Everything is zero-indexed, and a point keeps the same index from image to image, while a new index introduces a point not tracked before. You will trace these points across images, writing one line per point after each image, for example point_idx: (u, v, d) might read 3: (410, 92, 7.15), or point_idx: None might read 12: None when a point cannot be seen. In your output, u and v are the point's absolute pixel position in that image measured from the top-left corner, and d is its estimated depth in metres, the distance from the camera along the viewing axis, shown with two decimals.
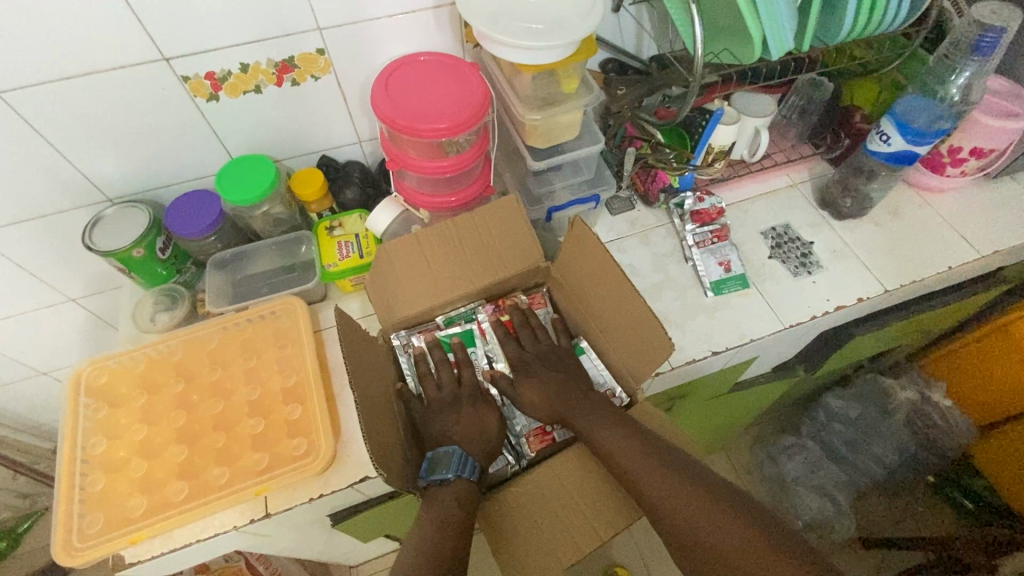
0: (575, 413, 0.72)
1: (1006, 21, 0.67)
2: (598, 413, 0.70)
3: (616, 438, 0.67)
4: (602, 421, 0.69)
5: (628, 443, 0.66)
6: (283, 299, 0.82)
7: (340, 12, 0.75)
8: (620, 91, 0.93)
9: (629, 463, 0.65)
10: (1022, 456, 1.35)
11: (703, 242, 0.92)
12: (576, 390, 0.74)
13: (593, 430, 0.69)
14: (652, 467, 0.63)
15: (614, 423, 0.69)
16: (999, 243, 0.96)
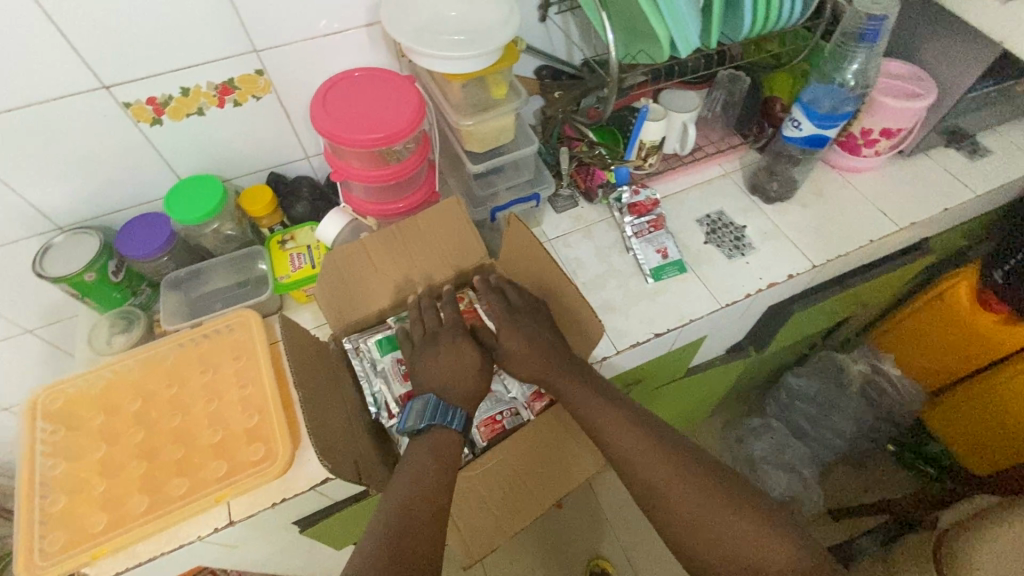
0: (567, 391, 0.71)
1: (886, 10, 0.73)
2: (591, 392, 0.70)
3: (613, 421, 0.68)
4: (596, 403, 0.69)
5: (624, 429, 0.67)
6: (238, 312, 0.84)
7: (274, 34, 0.78)
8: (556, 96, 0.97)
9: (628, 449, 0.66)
10: (968, 416, 1.43)
11: (640, 232, 0.97)
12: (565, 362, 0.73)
13: (587, 410, 0.69)
14: (650, 453, 0.65)
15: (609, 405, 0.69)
16: (916, 216, 1.03)
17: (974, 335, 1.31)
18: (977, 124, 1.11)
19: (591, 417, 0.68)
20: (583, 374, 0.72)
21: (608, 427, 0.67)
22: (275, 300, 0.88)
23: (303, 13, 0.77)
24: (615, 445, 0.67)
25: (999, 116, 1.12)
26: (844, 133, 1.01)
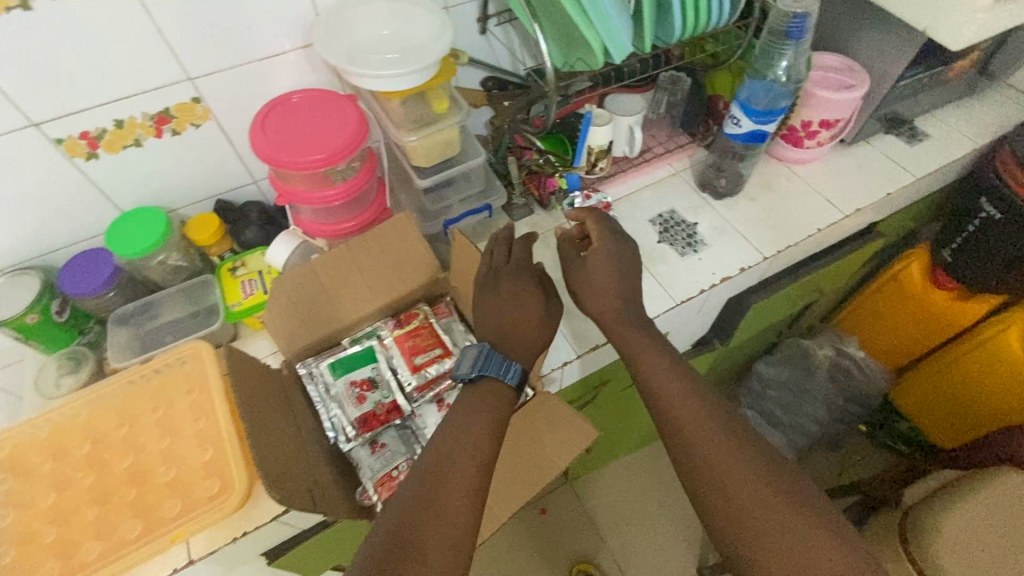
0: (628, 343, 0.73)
1: (807, 6, 0.75)
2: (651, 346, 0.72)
3: (664, 374, 0.69)
4: (649, 355, 0.72)
5: (673, 382, 0.68)
6: (191, 345, 0.82)
7: (207, 61, 0.77)
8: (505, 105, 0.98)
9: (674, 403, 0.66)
10: (931, 393, 1.46)
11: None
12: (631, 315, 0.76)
13: (642, 361, 0.71)
14: (695, 411, 0.65)
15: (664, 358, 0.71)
16: (860, 202, 1.06)
17: (929, 314, 1.36)
18: (913, 110, 1.14)
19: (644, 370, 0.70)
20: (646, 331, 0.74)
21: (659, 380, 0.69)
22: (228, 330, 0.87)
23: (235, 38, 0.77)
24: (660, 399, 0.68)
25: (933, 101, 1.16)
26: (785, 127, 1.04)
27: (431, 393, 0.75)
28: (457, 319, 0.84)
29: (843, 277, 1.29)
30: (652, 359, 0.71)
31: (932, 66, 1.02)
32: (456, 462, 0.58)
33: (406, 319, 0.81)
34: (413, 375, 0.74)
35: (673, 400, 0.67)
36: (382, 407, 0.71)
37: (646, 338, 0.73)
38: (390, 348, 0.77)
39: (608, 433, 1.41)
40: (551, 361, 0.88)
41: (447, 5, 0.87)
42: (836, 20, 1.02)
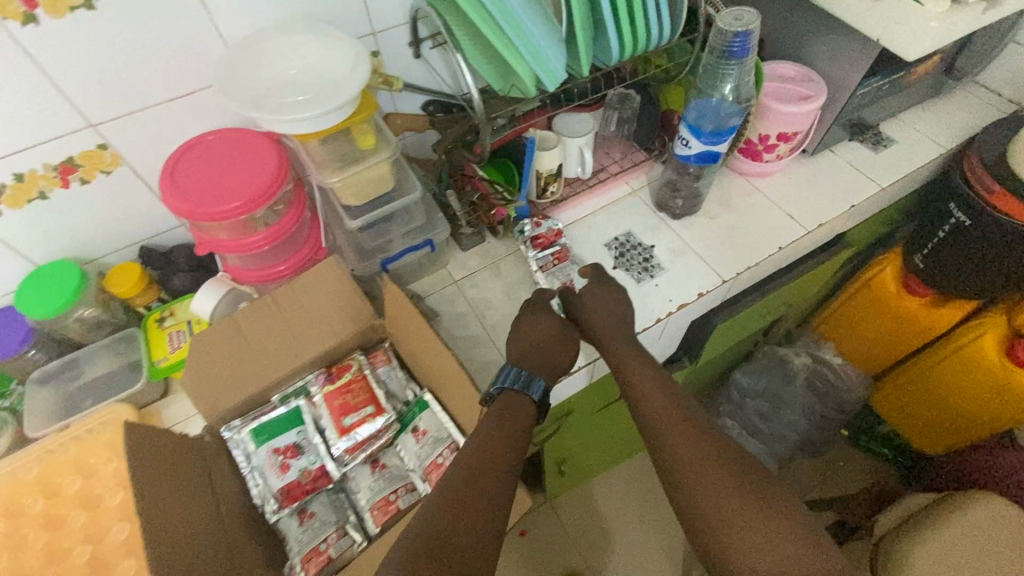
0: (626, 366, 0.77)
1: (749, 24, 0.70)
2: (646, 369, 0.75)
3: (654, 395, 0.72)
4: (644, 376, 0.75)
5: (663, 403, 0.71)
6: (109, 410, 0.78)
7: (110, 106, 0.71)
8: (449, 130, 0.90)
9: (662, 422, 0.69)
10: (908, 397, 1.44)
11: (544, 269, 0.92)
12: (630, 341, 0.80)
13: (636, 385, 0.74)
14: (682, 428, 0.67)
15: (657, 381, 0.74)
16: (824, 216, 1.01)
17: (903, 321, 1.32)
18: (878, 114, 1.10)
19: (639, 393, 0.73)
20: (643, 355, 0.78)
21: (651, 399, 0.72)
22: (155, 388, 0.81)
23: (138, 80, 0.71)
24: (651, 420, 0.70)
25: (897, 105, 1.11)
26: (743, 141, 0.99)
27: (362, 453, 0.72)
28: (395, 366, 0.79)
29: (814, 288, 1.25)
30: (644, 382, 0.74)
31: (893, 71, 0.97)
32: (470, 480, 0.60)
33: (336, 371, 0.76)
34: (342, 439, 0.70)
35: (663, 418, 0.69)
36: (308, 475, 0.68)
37: (642, 361, 0.77)
38: (320, 407, 0.73)
39: (580, 454, 1.37)
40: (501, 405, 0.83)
41: (374, 30, 0.81)
42: (791, 27, 0.97)
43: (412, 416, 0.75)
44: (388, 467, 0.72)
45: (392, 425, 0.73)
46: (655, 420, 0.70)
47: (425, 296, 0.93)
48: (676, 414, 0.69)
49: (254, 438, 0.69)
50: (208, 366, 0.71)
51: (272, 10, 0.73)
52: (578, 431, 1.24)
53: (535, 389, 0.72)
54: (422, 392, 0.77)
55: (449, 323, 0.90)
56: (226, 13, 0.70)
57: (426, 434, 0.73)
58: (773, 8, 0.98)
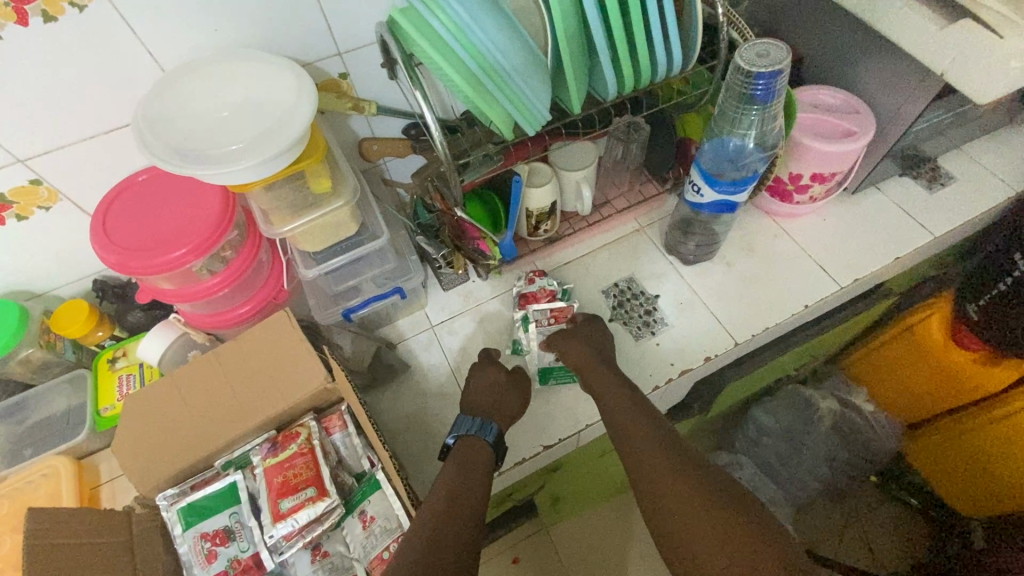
0: (632, 445, 0.63)
1: (778, 63, 0.57)
2: (657, 450, 0.62)
3: (669, 486, 0.59)
4: (655, 459, 0.61)
5: (683, 497, 0.58)
6: (47, 461, 0.73)
7: (39, 140, 0.64)
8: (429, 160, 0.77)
9: (687, 527, 0.56)
10: (955, 456, 1.26)
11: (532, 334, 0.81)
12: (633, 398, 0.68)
13: (649, 472, 0.61)
14: (715, 534, 0.54)
15: (671, 468, 0.60)
16: (862, 269, 0.87)
17: (948, 375, 1.15)
18: (937, 147, 0.93)
19: (651, 487, 0.60)
20: (659, 432, 0.64)
21: (674, 492, 0.58)
22: (100, 438, 0.77)
23: (67, 111, 0.63)
24: (672, 523, 0.57)
25: (962, 136, 0.95)
26: (770, 180, 0.85)
27: (301, 540, 0.63)
28: (352, 433, 0.70)
29: (846, 336, 1.10)
30: (660, 471, 0.60)
31: (960, 102, 0.81)
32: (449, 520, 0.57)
33: (281, 440, 0.67)
34: (275, 524, 0.62)
35: (689, 520, 0.56)
36: (238, 564, 0.63)
37: (654, 438, 0.63)
38: (259, 482, 0.66)
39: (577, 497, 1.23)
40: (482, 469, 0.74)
41: (340, 51, 0.71)
42: (838, 48, 0.81)
43: (361, 498, 0.67)
44: (330, 556, 0.65)
45: (336, 510, 0.64)
46: (681, 522, 0.57)
47: (396, 345, 0.84)
48: (705, 514, 0.56)
49: (183, 515, 0.64)
50: (145, 429, 0.66)
51: (217, 33, 0.64)
52: (573, 479, 1.09)
53: (490, 432, 0.67)
54: (375, 468, 0.69)
55: (419, 377, 0.81)
56: (164, 38, 0.62)
57: (375, 521, 0.65)
58: (816, 24, 0.83)
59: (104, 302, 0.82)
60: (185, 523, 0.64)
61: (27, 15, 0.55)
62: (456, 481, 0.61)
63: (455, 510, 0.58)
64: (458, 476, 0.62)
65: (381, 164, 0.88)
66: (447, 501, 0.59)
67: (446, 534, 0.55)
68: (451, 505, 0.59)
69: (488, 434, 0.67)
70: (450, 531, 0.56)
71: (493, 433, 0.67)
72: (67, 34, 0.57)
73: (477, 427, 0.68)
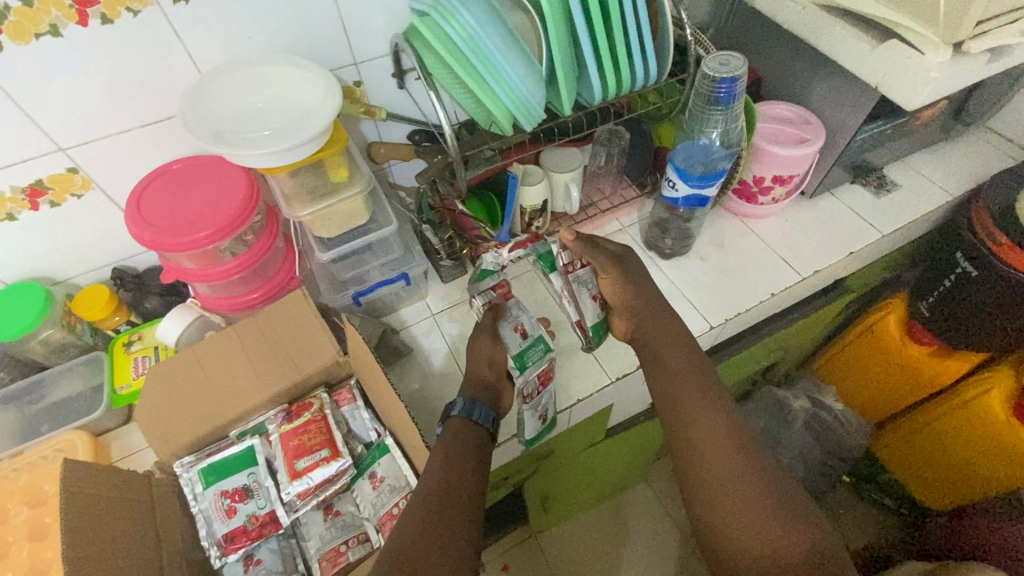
0: (683, 399, 0.64)
1: (737, 70, 0.69)
2: (696, 393, 0.64)
3: (720, 447, 0.59)
4: (711, 422, 0.61)
5: (732, 462, 0.58)
6: (66, 436, 0.77)
7: (81, 131, 0.71)
8: (433, 159, 0.84)
9: (728, 485, 0.57)
10: (917, 454, 1.32)
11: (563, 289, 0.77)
12: (690, 360, 0.68)
13: (698, 427, 0.61)
14: (756, 505, 0.55)
15: (726, 433, 0.60)
16: (820, 262, 0.97)
17: (905, 369, 1.23)
18: (881, 157, 1.05)
19: (681, 413, 0.63)
20: (707, 388, 0.64)
21: (723, 455, 0.59)
22: (115, 416, 0.80)
23: (111, 106, 0.70)
24: (708, 477, 0.58)
25: (902, 149, 1.07)
26: (736, 182, 0.95)
27: (315, 499, 0.69)
28: (361, 406, 0.75)
29: (812, 332, 1.18)
30: (712, 428, 0.61)
31: (897, 116, 0.93)
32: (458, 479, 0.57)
33: (295, 409, 0.72)
34: (291, 484, 0.68)
35: (731, 480, 0.57)
36: (255, 520, 0.69)
37: (691, 377, 0.66)
38: (274, 447, 0.71)
39: (565, 495, 1.26)
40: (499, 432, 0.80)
41: (356, 60, 0.80)
42: (790, 68, 0.94)
43: (371, 461, 0.72)
44: (342, 515, 0.71)
45: (348, 471, 0.70)
46: (720, 478, 0.57)
47: (398, 330, 0.89)
48: (747, 482, 0.57)
49: (204, 475, 0.69)
50: (166, 398, 0.69)
51: (250, 40, 0.72)
52: (563, 472, 1.13)
53: (484, 417, 0.66)
54: (383, 435, 0.73)
55: (422, 359, 0.86)
56: (202, 42, 0.70)
57: (384, 481, 0.70)
58: (772, 48, 0.95)
59: (122, 290, 0.86)
60: (205, 482, 0.69)
61: (88, 17, 0.62)
62: (446, 464, 0.59)
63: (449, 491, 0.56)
64: (448, 456, 0.60)
65: (386, 166, 0.96)
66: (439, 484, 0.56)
67: (445, 517, 0.53)
68: (455, 467, 0.59)
69: (482, 419, 0.66)
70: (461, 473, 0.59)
71: (488, 418, 0.66)
72: (121, 35, 0.65)
73: (471, 411, 0.66)
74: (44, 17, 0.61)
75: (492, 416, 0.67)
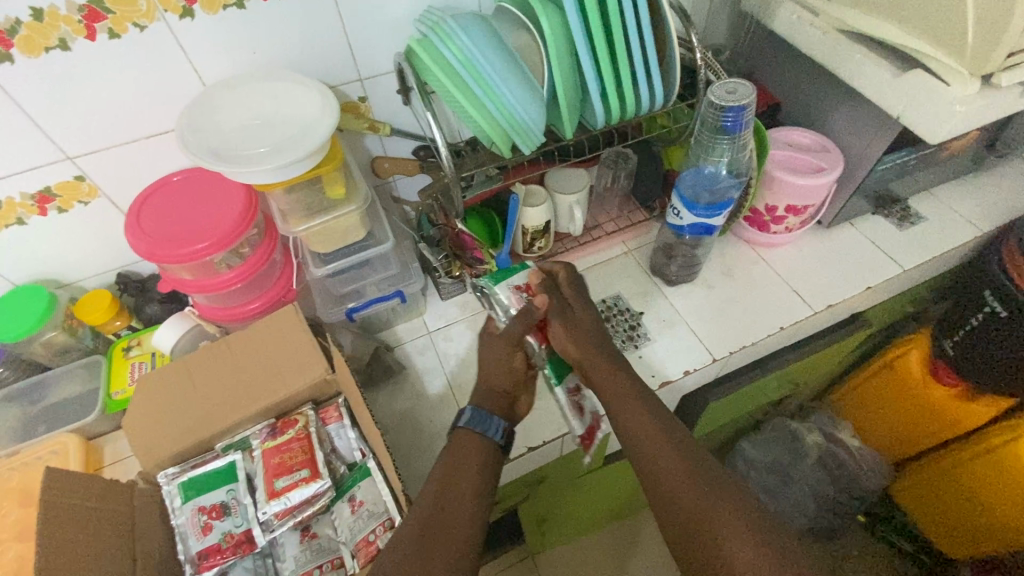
0: (654, 458, 0.59)
1: (745, 98, 0.66)
2: (664, 449, 0.59)
3: (699, 504, 0.54)
4: (680, 479, 0.57)
5: (721, 519, 0.53)
6: (57, 438, 0.78)
7: (87, 140, 0.72)
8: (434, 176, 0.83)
9: (714, 536, 0.52)
10: (935, 497, 1.25)
11: (516, 301, 0.72)
12: (654, 414, 0.62)
13: (672, 487, 0.56)
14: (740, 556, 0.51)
15: (701, 490, 0.55)
16: (833, 296, 0.92)
17: (927, 410, 1.16)
18: (907, 188, 1.00)
19: (651, 462, 0.59)
20: (676, 441, 0.60)
21: (704, 511, 0.54)
22: (108, 421, 0.81)
23: (120, 118, 0.72)
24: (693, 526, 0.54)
25: (929, 179, 1.02)
26: (747, 210, 0.92)
27: (292, 520, 0.69)
28: (347, 425, 0.73)
29: (826, 366, 1.13)
30: (686, 486, 0.56)
31: (924, 147, 0.89)
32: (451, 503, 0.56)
33: (280, 426, 0.71)
34: (270, 503, 0.67)
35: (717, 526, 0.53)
36: (231, 538, 0.68)
37: (660, 431, 0.61)
38: (257, 464, 0.70)
39: (560, 521, 1.21)
40: None
41: (361, 77, 0.80)
42: (810, 95, 0.90)
43: (352, 483, 0.71)
44: (319, 538, 0.70)
45: (327, 493, 0.69)
46: (701, 528, 0.53)
47: (393, 347, 0.88)
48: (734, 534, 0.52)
49: (185, 488, 0.69)
50: (153, 411, 0.69)
51: (256, 57, 0.73)
52: (558, 499, 1.09)
53: (493, 429, 0.64)
54: (366, 456, 0.73)
55: (414, 378, 0.84)
56: (208, 58, 0.71)
57: (363, 506, 0.69)
58: (792, 72, 0.92)
59: (125, 295, 0.89)
60: (185, 495, 0.68)
61: (95, 32, 0.64)
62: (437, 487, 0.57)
63: (437, 513, 0.55)
64: (445, 477, 0.58)
65: (391, 181, 0.96)
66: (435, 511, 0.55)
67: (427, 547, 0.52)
68: (446, 488, 0.57)
69: (493, 432, 0.64)
70: (448, 500, 0.56)
71: (497, 430, 0.64)
72: (128, 48, 0.66)
73: (483, 423, 0.64)
74: (54, 32, 0.62)
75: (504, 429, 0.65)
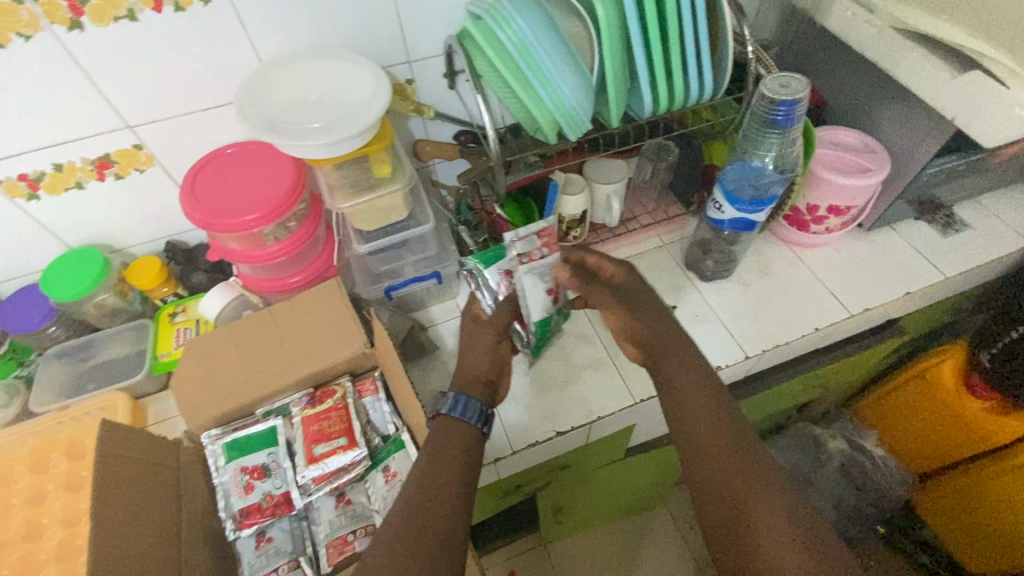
0: (691, 426, 0.56)
1: (798, 92, 0.67)
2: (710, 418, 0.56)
3: (738, 481, 0.52)
4: (725, 452, 0.54)
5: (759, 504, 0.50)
6: (108, 395, 0.81)
7: (146, 110, 0.74)
8: (476, 160, 0.84)
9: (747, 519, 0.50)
10: (959, 510, 1.23)
11: (504, 286, 0.74)
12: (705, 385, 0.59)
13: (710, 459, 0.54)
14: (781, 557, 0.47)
15: (744, 468, 0.53)
16: (870, 299, 0.91)
17: (957, 423, 1.14)
18: (953, 194, 0.98)
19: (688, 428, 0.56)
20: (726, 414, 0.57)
21: (742, 489, 0.51)
22: (154, 382, 0.84)
23: (178, 90, 0.74)
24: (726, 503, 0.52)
25: (977, 186, 0.99)
26: (787, 208, 0.91)
27: (328, 485, 0.72)
28: (382, 398, 0.76)
29: (855, 371, 1.11)
30: (736, 469, 0.53)
31: (974, 152, 0.87)
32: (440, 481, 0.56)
33: (319, 395, 0.74)
34: (308, 467, 0.70)
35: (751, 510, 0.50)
36: (271, 499, 0.71)
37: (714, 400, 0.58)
38: (296, 430, 0.73)
39: (577, 510, 1.22)
40: (515, 441, 0.79)
41: (409, 59, 0.81)
42: (858, 94, 0.89)
43: (385, 454, 0.73)
44: (353, 504, 0.74)
45: (363, 461, 0.72)
46: (735, 507, 0.51)
47: (426, 326, 0.89)
48: (771, 523, 0.49)
49: (229, 449, 0.72)
50: (199, 373, 0.70)
51: (311, 35, 0.75)
52: (578, 487, 1.10)
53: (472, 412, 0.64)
54: (400, 429, 0.75)
55: (446, 358, 0.86)
56: (266, 34, 0.72)
57: (396, 478, 0.72)
58: (841, 70, 0.90)
59: (172, 263, 0.92)
60: (229, 456, 0.72)
61: (162, 4, 0.65)
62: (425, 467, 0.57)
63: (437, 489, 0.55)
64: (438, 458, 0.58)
65: (431, 164, 0.98)
66: (416, 481, 0.55)
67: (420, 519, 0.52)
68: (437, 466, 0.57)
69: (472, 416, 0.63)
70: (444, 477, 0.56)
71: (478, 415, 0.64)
72: (191, 22, 0.68)
73: (462, 409, 0.64)
74: (123, 3, 0.64)
75: (483, 412, 0.65)
